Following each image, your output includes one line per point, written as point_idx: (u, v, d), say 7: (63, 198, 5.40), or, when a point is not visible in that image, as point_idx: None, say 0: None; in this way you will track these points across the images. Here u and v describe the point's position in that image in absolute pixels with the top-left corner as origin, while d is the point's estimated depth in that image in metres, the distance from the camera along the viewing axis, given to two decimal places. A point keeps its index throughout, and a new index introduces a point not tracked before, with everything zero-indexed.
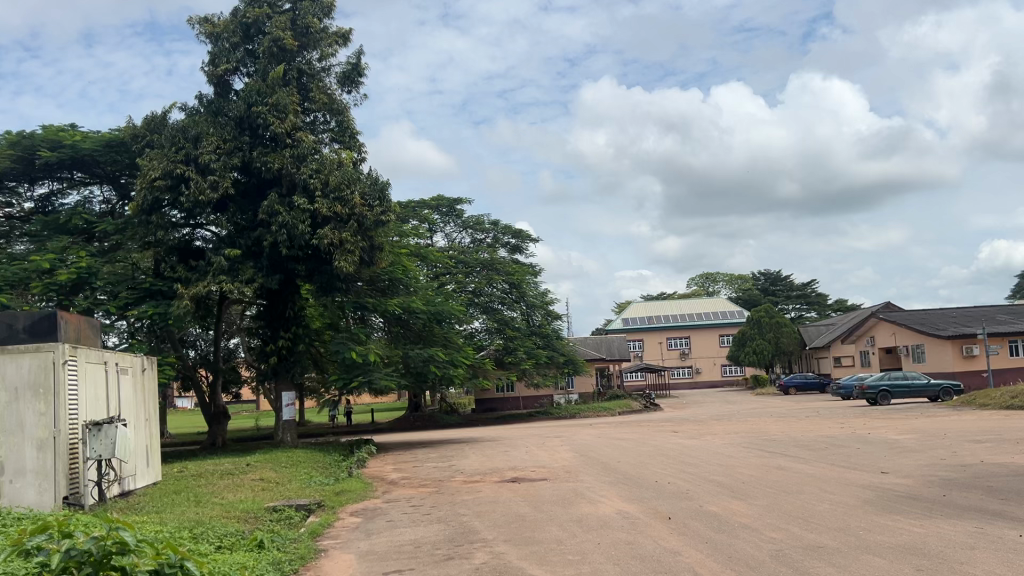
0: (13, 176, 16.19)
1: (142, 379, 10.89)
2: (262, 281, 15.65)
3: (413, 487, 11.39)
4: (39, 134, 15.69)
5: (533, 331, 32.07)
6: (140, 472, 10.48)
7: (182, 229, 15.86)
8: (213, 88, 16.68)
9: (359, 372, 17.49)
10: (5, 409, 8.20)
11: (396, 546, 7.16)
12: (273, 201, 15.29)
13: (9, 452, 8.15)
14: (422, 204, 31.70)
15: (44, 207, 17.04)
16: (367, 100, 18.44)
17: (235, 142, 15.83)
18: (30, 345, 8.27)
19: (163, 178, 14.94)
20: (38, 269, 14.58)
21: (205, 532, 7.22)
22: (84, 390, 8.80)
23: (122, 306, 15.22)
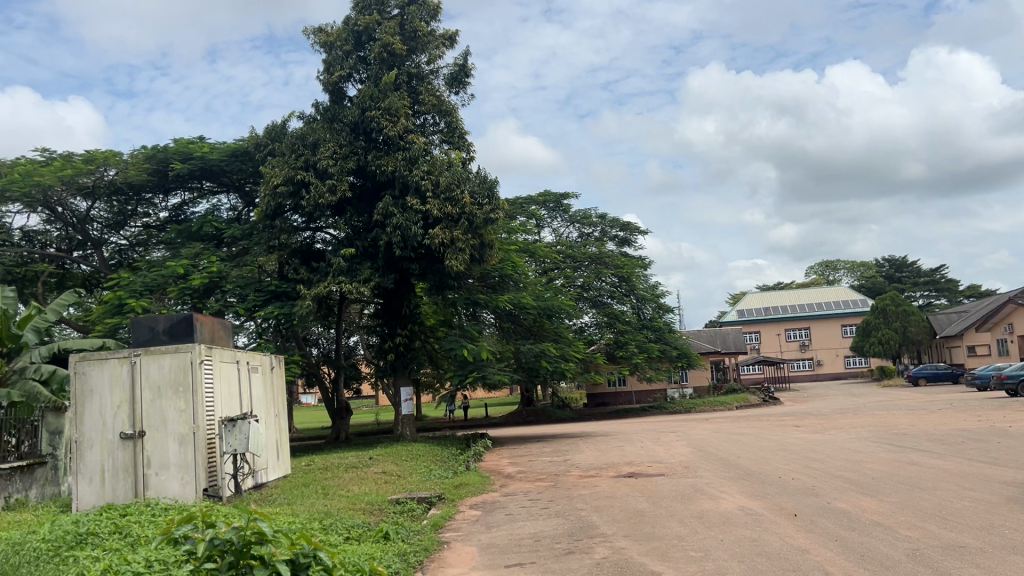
0: (150, 188, 17.28)
1: (271, 376, 11.43)
2: (378, 280, 16.10)
3: (530, 481, 11.48)
4: (172, 147, 16.70)
5: (645, 325, 31.72)
6: (271, 465, 11.00)
7: (303, 232, 16.53)
8: (329, 96, 17.26)
9: (474, 368, 17.77)
10: (151, 405, 8.77)
11: (517, 539, 7.24)
12: (388, 203, 15.71)
13: (155, 447, 8.72)
14: (528, 200, 31.89)
15: (178, 215, 18.13)
16: (474, 99, 18.64)
17: (351, 146, 16.35)
18: (170, 346, 8.80)
19: (285, 184, 15.64)
20: (173, 274, 15.56)
21: (335, 523, 7.51)
22: (219, 388, 9.30)
23: (250, 307, 15.88)
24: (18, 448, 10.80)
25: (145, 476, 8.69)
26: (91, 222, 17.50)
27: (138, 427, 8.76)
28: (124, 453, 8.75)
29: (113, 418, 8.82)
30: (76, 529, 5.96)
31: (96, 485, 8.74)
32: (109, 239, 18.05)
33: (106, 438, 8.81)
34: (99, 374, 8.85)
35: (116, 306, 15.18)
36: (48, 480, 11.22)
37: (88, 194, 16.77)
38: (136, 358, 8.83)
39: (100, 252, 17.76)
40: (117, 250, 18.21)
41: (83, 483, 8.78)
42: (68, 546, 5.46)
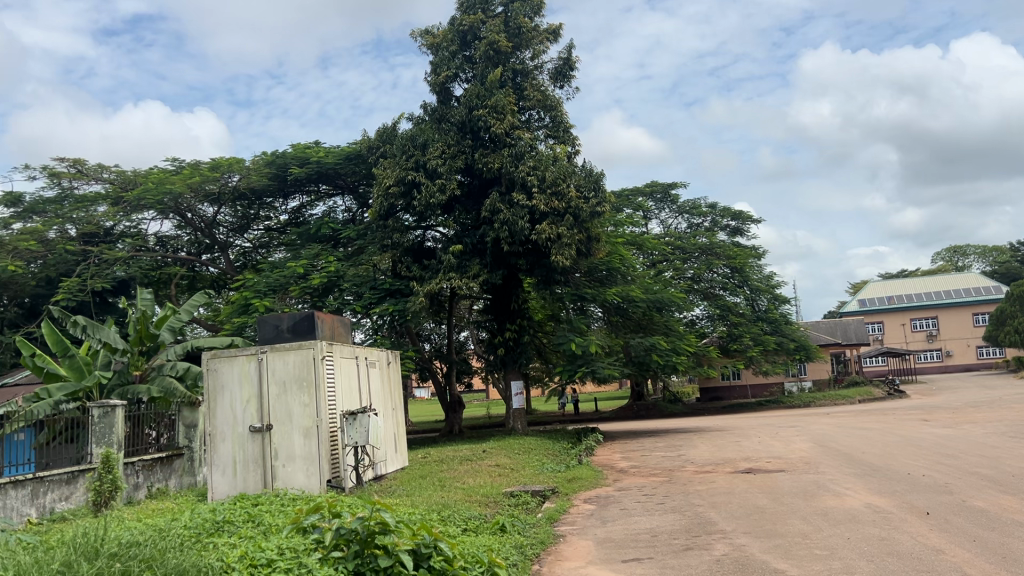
0: (271, 193, 18.09)
1: (388, 371, 11.76)
2: (487, 276, 16.25)
3: (644, 475, 11.38)
4: (290, 152, 17.43)
5: (759, 316, 30.84)
6: (390, 457, 11.32)
7: (414, 231, 16.91)
8: (436, 96, 17.58)
9: (583, 362, 17.74)
10: (277, 400, 9.18)
11: (633, 534, 7.20)
12: (494, 200, 15.86)
13: (282, 440, 9.12)
14: (635, 192, 31.56)
15: (297, 218, 18.89)
16: (580, 92, 18.59)
17: (459, 146, 16.59)
18: (294, 343, 9.19)
19: (397, 185, 16.08)
20: (294, 274, 16.25)
21: (453, 515, 7.67)
22: (340, 382, 9.64)
23: (366, 305, 16.35)
24: (158, 440, 11.53)
25: (273, 467, 9.11)
26: (218, 226, 18.44)
27: (266, 421, 9.19)
28: (254, 446, 9.21)
29: (244, 412, 9.28)
30: (214, 517, 6.32)
31: (229, 476, 9.24)
32: (234, 242, 18.98)
33: (237, 431, 9.28)
34: (230, 370, 9.35)
35: (242, 306, 16.00)
36: (184, 471, 11.95)
37: (215, 200, 17.69)
38: (263, 355, 9.26)
39: (226, 255, 18.70)
40: (242, 252, 19.14)
41: (218, 474, 9.30)
42: (207, 533, 5.78)
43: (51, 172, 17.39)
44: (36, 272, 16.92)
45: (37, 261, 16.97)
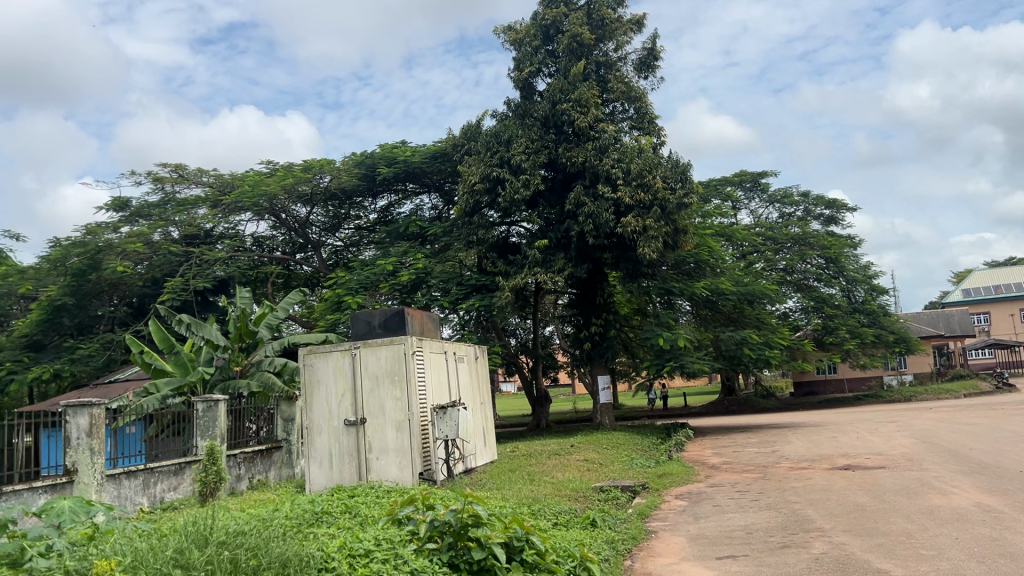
0: (361, 192, 18.50)
1: (476, 366, 11.89)
2: (572, 270, 16.21)
3: (736, 472, 11.16)
4: (378, 153, 17.81)
5: (856, 308, 29.81)
6: (479, 451, 11.44)
7: (499, 227, 17.01)
8: (519, 91, 17.63)
9: (671, 357, 17.52)
10: (370, 394, 9.40)
11: (727, 531, 7.08)
12: (579, 193, 15.80)
13: (375, 433, 9.32)
14: (723, 182, 30.93)
15: (386, 216, 19.26)
16: (665, 83, 18.32)
17: (542, 140, 16.61)
18: (385, 339, 9.39)
19: (482, 181, 16.21)
20: (384, 272, 16.57)
21: (543, 509, 7.69)
22: (431, 377, 9.80)
23: (453, 300, 16.53)
24: (258, 433, 12.02)
25: (367, 460, 9.33)
26: (310, 226, 18.99)
27: (360, 415, 9.42)
28: (349, 439, 9.44)
29: (339, 406, 9.53)
30: (313, 508, 6.51)
31: (326, 468, 9.50)
32: (326, 241, 19.49)
33: (333, 424, 9.54)
34: (325, 366, 9.62)
35: (335, 303, 16.42)
36: (283, 463, 12.45)
37: (307, 201, 18.21)
38: (356, 351, 9.49)
39: (319, 253, 19.20)
40: (334, 251, 19.61)
41: (315, 466, 9.58)
42: (308, 523, 5.97)
43: (155, 178, 18.26)
44: (143, 272, 17.65)
45: (144, 262, 17.70)
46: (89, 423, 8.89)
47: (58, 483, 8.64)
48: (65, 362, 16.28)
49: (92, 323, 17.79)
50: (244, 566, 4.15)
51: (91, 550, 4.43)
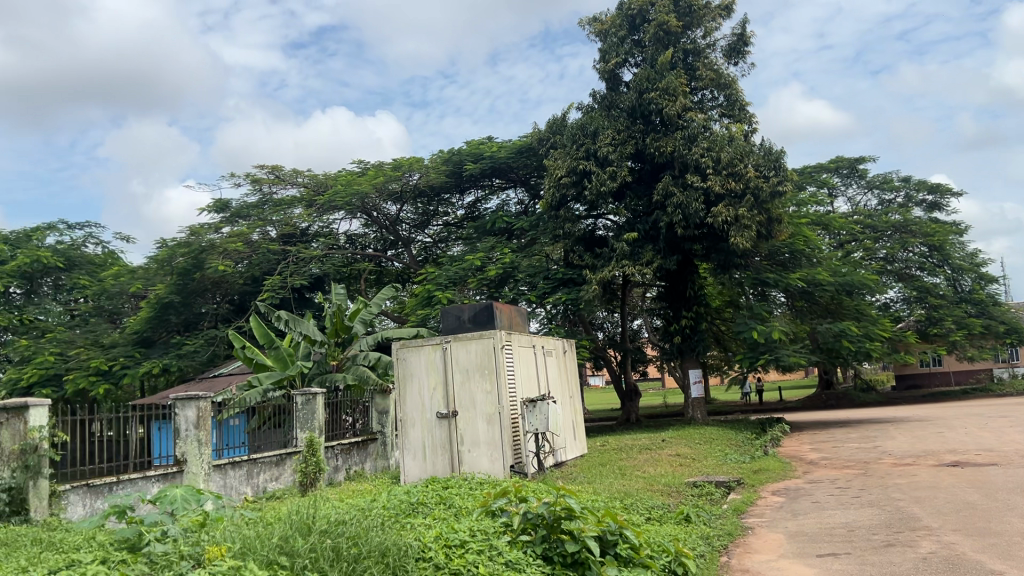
0: (448, 189, 18.72)
1: (564, 359, 11.89)
2: (661, 262, 16.00)
3: (836, 468, 10.81)
4: (465, 149, 17.98)
5: (963, 298, 28.44)
6: (570, 445, 11.43)
7: (586, 220, 16.94)
8: (605, 83, 17.50)
9: (765, 350, 17.10)
10: (461, 387, 9.52)
11: (828, 529, 6.87)
12: (667, 184, 15.59)
13: (467, 426, 9.44)
14: (818, 169, 29.98)
15: (473, 212, 19.43)
16: (756, 69, 17.87)
17: (629, 131, 16.45)
18: (475, 332, 9.50)
19: (569, 175, 16.17)
20: (472, 267, 16.71)
21: (636, 503, 7.64)
22: (520, 371, 9.86)
23: (541, 294, 16.53)
24: (353, 426, 12.37)
25: (459, 452, 9.45)
26: (400, 223, 19.34)
27: (452, 408, 9.55)
28: (441, 431, 9.59)
29: (430, 398, 9.69)
30: (408, 499, 6.66)
31: (420, 460, 9.67)
32: (416, 238, 19.78)
33: (425, 417, 9.71)
34: (417, 359, 9.80)
35: (426, 298, 16.66)
36: (378, 455, 12.76)
37: (397, 199, 18.55)
38: (447, 345, 9.63)
39: (409, 250, 19.52)
40: (423, 247, 19.88)
41: (408, 457, 9.77)
42: (404, 514, 6.10)
43: (253, 179, 18.95)
44: (243, 271, 18.29)
45: (244, 261, 18.33)
46: (196, 415, 9.32)
47: (169, 472, 9.06)
48: (173, 357, 17.03)
49: (197, 320, 18.56)
50: (345, 555, 4.28)
51: (203, 536, 4.65)
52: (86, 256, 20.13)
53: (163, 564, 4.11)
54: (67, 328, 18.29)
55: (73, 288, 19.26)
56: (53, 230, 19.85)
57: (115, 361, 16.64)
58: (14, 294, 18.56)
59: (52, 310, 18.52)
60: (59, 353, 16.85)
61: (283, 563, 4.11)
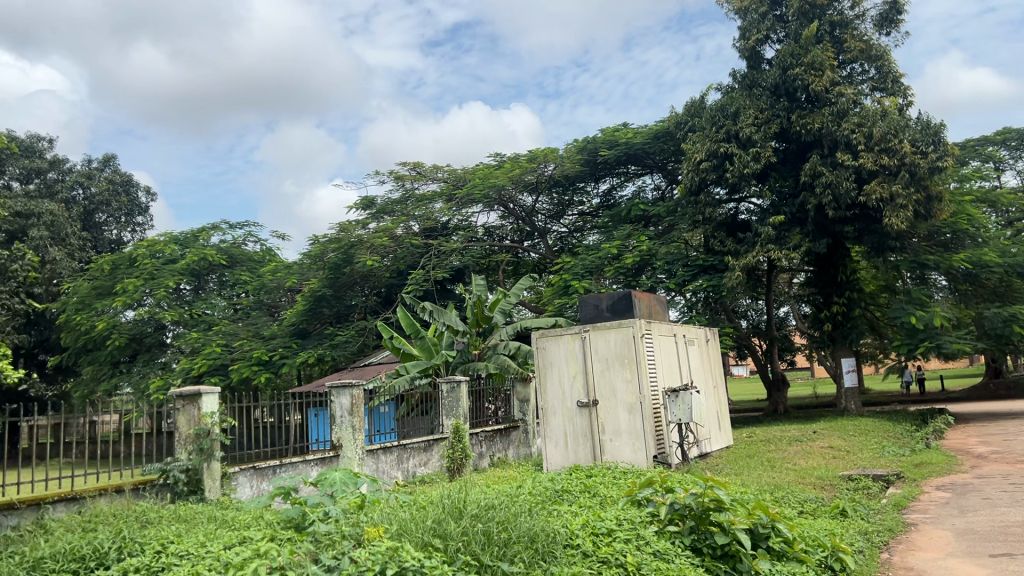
0: (584, 178, 18.65)
1: (707, 348, 11.65)
2: (810, 245, 15.32)
3: (1010, 463, 10.03)
4: (600, 136, 17.85)
5: None
6: (714, 436, 11.18)
7: (727, 204, 16.48)
8: (746, 61, 16.94)
9: (926, 336, 16.07)
10: (601, 376, 9.49)
11: (1002, 527, 6.40)
12: (815, 163, 14.92)
13: (608, 415, 9.39)
14: (983, 141, 27.82)
15: (609, 200, 19.25)
16: (911, 37, 16.79)
17: (772, 110, 15.84)
18: (615, 321, 9.44)
19: (709, 158, 15.76)
20: (609, 256, 16.57)
21: (788, 496, 7.39)
22: (662, 359, 9.71)
23: (680, 282, 16.19)
24: (496, 413, 12.75)
25: (601, 441, 9.42)
26: (537, 214, 19.46)
27: (592, 397, 9.54)
28: (583, 420, 9.60)
29: (572, 387, 9.74)
30: (553, 486, 6.72)
31: (562, 447, 9.75)
32: (552, 228, 19.83)
33: (567, 406, 9.76)
34: (557, 348, 9.88)
35: (563, 288, 16.68)
36: (521, 443, 13.17)
37: (533, 189, 18.67)
38: (586, 334, 9.65)
39: (545, 240, 19.59)
40: (559, 237, 19.91)
41: (551, 445, 9.87)
42: (550, 501, 6.18)
43: (396, 176, 19.63)
44: (389, 264, 18.96)
45: (389, 255, 18.99)
46: (351, 402, 9.78)
47: (326, 456, 9.56)
48: (327, 347, 17.91)
49: (347, 312, 19.44)
50: (496, 539, 4.37)
51: (361, 518, 4.87)
52: (246, 253, 21.45)
53: (327, 542, 4.33)
54: (230, 321, 19.57)
55: (235, 284, 20.55)
56: (217, 230, 21.25)
57: (274, 352, 17.65)
58: (184, 290, 20.02)
59: (218, 304, 19.85)
60: (225, 345, 18.05)
61: (437, 545, 4.25)
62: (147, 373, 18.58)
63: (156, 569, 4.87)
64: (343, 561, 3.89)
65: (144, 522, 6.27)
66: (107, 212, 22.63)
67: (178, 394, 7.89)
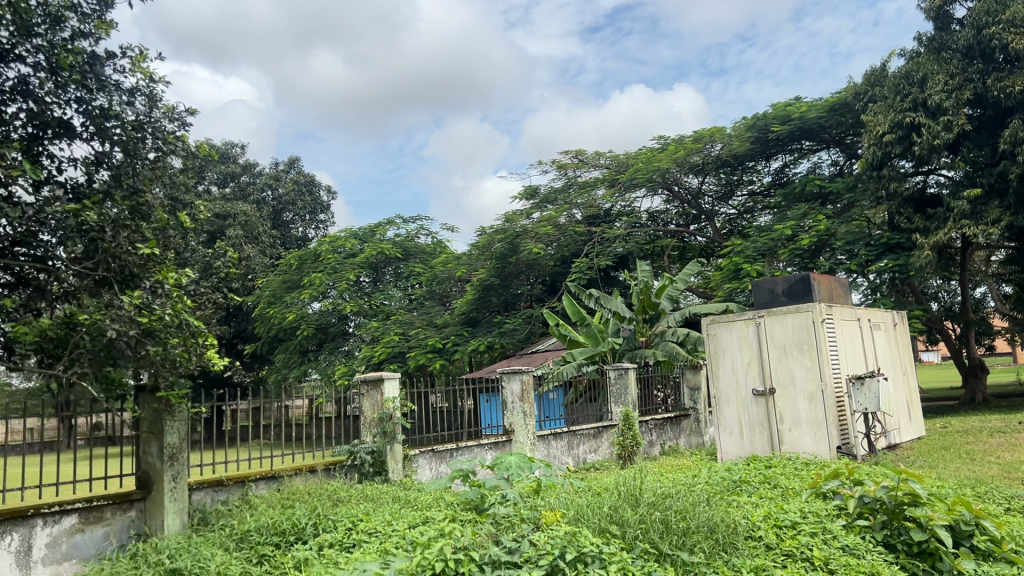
0: (754, 156, 17.93)
1: (894, 332, 10.93)
2: (1011, 219, 13.98)
3: None
4: (771, 112, 17.12)
5: None
6: (904, 426, 10.47)
7: (914, 177, 15.31)
8: (934, 23, 15.69)
9: None
10: (778, 363, 9.11)
11: None
12: (1017, 128, 13.58)
13: (787, 403, 9.00)
14: None
15: (781, 178, 18.40)
16: None
17: (965, 74, 14.58)
18: (792, 306, 9.01)
19: (893, 130, 14.72)
20: (783, 237, 15.84)
21: (991, 492, 6.80)
22: (844, 345, 9.19)
23: (863, 263, 15.24)
24: (665, 401, 12.66)
25: (779, 431, 9.06)
26: (704, 196, 18.94)
27: (769, 385, 9.19)
28: (759, 409, 9.30)
29: (746, 375, 9.44)
30: (731, 476, 6.55)
31: (737, 437, 9.50)
32: (720, 211, 19.22)
33: (742, 394, 9.49)
34: (731, 334, 9.61)
35: (734, 271, 16.16)
36: (692, 431, 12.99)
37: (700, 171, 18.20)
38: (761, 320, 9.31)
39: (714, 223, 18.98)
40: (728, 219, 19.27)
41: (725, 434, 9.65)
42: (728, 491, 6.03)
43: (560, 165, 19.75)
44: (554, 253, 19.13)
45: (554, 244, 19.14)
46: (521, 388, 9.98)
47: (500, 441, 9.80)
48: (496, 335, 18.32)
49: (515, 300, 19.78)
50: (674, 528, 4.31)
51: (538, 502, 4.95)
52: (419, 246, 22.30)
53: (507, 524, 4.43)
54: (406, 311, 20.46)
55: (409, 275, 21.41)
56: (392, 224, 22.23)
57: (447, 340, 18.29)
58: (363, 282, 21.11)
59: (394, 295, 20.77)
60: (402, 333, 18.91)
61: (615, 532, 4.26)
62: (332, 360, 19.75)
63: (348, 545, 5.18)
64: (524, 543, 3.96)
65: (337, 500, 6.69)
66: (294, 212, 24.21)
67: (362, 380, 8.35)
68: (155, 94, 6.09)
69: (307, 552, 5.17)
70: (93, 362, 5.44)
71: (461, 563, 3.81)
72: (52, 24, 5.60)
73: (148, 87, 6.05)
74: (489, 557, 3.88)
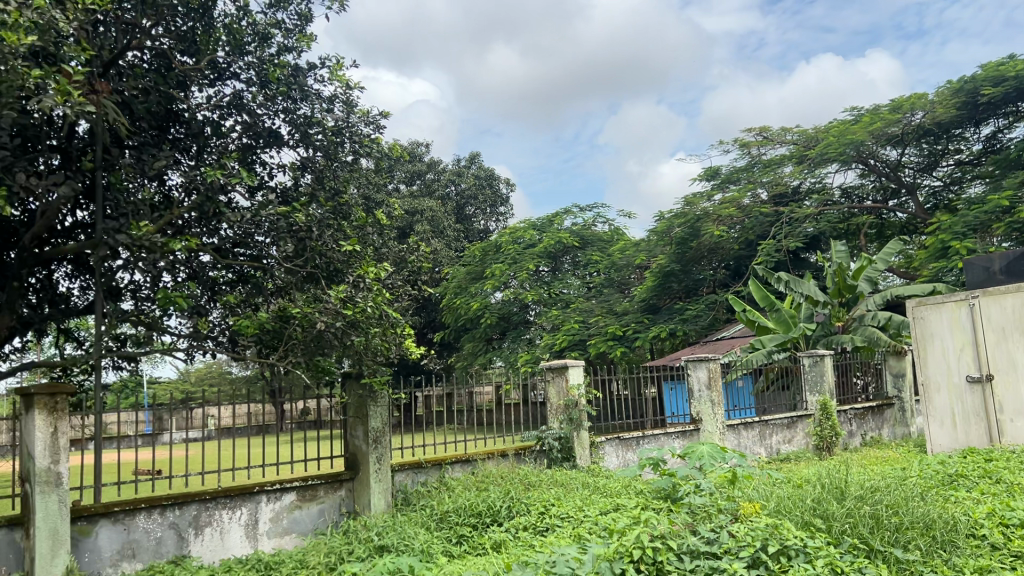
0: (960, 123, 16.41)
1: None
2: None
3: None
4: (980, 74, 15.66)
5: None
6: None
7: None
8: None
9: None
10: (996, 347, 8.35)
11: None
12: None
13: (1007, 391, 8.23)
14: None
15: (994, 144, 16.73)
16: None
17: None
18: (1012, 285, 8.22)
19: None
20: (998, 209, 14.40)
21: None
22: None
23: None
24: (866, 390, 11.96)
25: (1000, 421, 8.31)
26: (904, 168, 17.54)
27: (986, 371, 8.44)
28: (974, 397, 8.57)
29: (959, 361, 8.72)
30: (946, 470, 6.08)
31: (949, 427, 8.82)
32: (923, 182, 17.72)
33: (954, 382, 8.77)
34: (940, 317, 8.92)
35: (940, 249, 14.99)
36: (896, 421, 12.20)
37: (897, 142, 16.94)
38: (975, 301, 8.57)
39: (916, 197, 17.57)
40: (932, 192, 17.71)
41: (936, 424, 8.99)
42: (944, 486, 5.59)
43: (743, 144, 19.10)
44: (737, 236, 18.51)
45: (737, 226, 18.53)
46: (708, 375, 9.73)
47: (687, 430, 9.70)
48: (678, 321, 17.99)
49: (697, 286, 19.34)
50: (886, 524, 4.07)
51: (736, 493, 4.81)
52: (597, 234, 22.27)
53: (705, 515, 4.33)
54: (586, 299, 20.60)
55: (587, 263, 21.43)
56: (569, 214, 22.36)
57: (628, 327, 18.16)
58: (543, 271, 21.38)
59: (573, 283, 20.91)
60: (582, 321, 19.05)
61: (819, 526, 4.09)
62: (515, 348, 20.14)
63: (542, 528, 5.31)
64: (723, 535, 3.87)
65: (529, 484, 6.86)
66: (475, 205, 24.95)
67: (547, 367, 8.49)
68: (352, 100, 6.47)
69: (504, 534, 5.35)
70: (304, 352, 5.89)
71: (659, 552, 3.77)
72: (260, 42, 6.08)
73: (345, 94, 6.44)
74: (688, 547, 3.82)
